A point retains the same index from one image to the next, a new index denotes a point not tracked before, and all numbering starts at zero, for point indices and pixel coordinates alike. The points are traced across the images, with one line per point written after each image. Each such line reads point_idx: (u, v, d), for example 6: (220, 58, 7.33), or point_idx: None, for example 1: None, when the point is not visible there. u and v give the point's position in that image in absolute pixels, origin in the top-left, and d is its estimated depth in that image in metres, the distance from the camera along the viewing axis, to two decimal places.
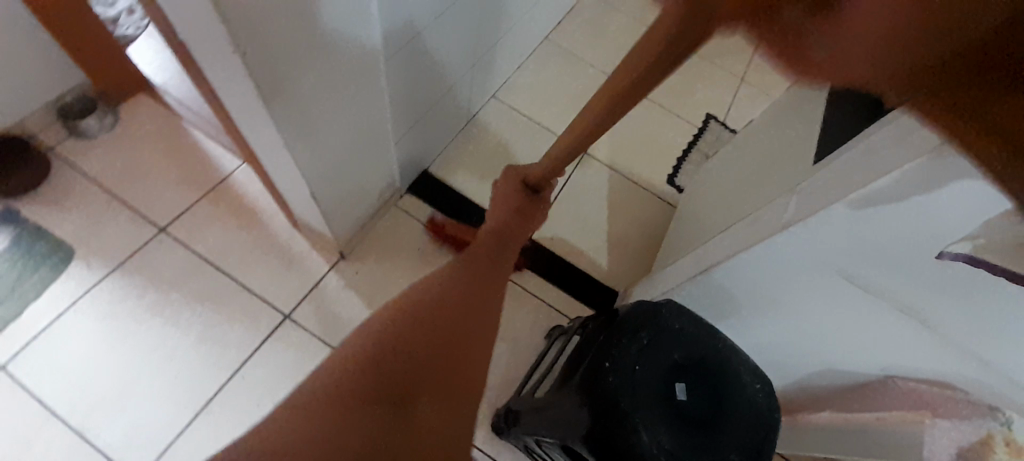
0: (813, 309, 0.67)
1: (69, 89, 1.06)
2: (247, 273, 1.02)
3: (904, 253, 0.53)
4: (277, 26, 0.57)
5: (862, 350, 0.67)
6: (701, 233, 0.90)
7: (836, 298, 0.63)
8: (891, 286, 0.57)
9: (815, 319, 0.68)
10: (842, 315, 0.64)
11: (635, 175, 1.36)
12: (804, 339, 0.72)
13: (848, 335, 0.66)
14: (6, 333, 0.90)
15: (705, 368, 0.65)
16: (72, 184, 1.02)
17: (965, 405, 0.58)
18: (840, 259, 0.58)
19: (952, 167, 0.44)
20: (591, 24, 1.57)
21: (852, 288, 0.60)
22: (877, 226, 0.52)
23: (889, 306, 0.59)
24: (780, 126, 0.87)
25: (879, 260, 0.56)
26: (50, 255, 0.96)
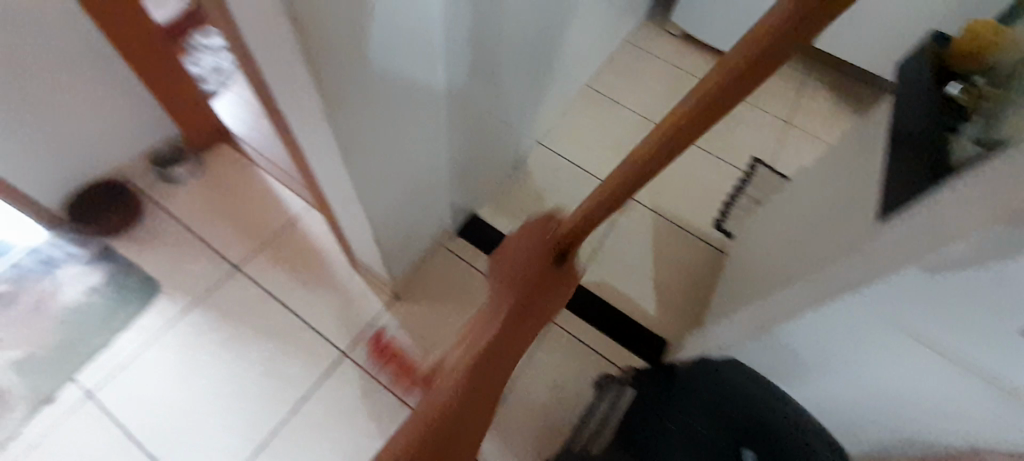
0: (881, 363, 0.65)
1: (162, 139, 1.18)
2: (307, 310, 1.08)
3: (978, 314, 0.51)
4: (362, 98, 0.63)
5: (943, 413, 0.62)
6: (759, 285, 0.88)
7: (903, 353, 0.61)
8: (965, 348, 0.54)
9: (887, 374, 0.66)
10: (914, 374, 0.62)
11: (681, 220, 1.35)
12: (877, 395, 0.70)
13: (926, 396, 0.63)
14: (98, 362, 0.99)
15: (775, 436, 0.62)
16: (160, 225, 1.12)
17: None
18: (901, 315, 0.57)
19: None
20: (633, 70, 1.61)
21: (919, 345, 0.59)
22: (946, 287, 0.51)
23: (965, 369, 0.56)
24: (836, 177, 0.86)
25: (948, 319, 0.54)
26: (138, 290, 1.05)
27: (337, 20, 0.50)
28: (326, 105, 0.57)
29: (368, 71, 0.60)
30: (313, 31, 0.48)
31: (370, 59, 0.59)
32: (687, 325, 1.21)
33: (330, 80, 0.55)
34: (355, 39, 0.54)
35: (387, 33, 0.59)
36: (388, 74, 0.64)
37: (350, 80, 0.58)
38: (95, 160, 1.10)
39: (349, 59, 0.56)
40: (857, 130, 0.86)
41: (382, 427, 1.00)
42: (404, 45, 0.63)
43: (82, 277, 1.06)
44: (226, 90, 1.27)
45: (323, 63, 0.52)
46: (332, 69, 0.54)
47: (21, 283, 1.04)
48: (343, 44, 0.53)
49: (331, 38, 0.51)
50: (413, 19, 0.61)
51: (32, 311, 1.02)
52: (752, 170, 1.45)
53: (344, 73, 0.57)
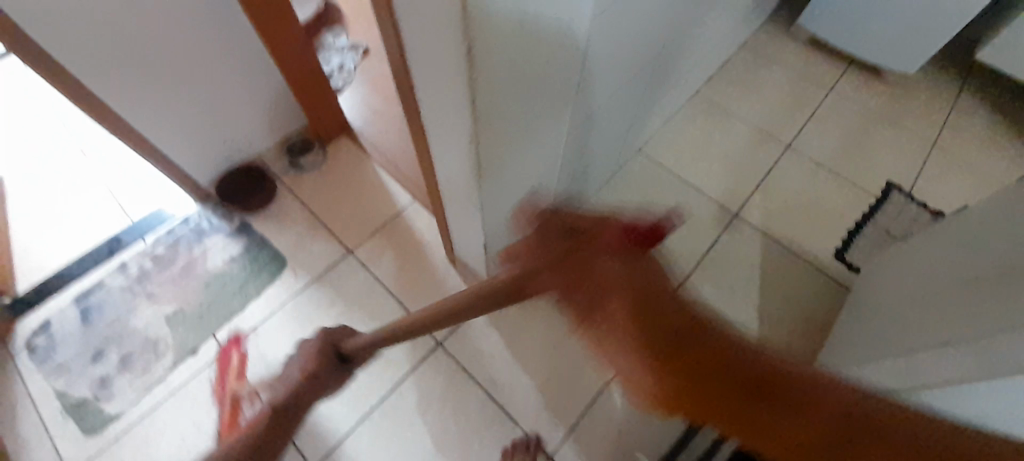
0: None
1: (295, 130, 1.31)
2: (409, 299, 1.14)
3: None
4: (511, 119, 0.63)
5: None
6: (906, 337, 0.78)
7: None
8: None
9: None
10: None
11: (793, 245, 1.24)
12: None
13: None
14: (233, 323, 1.13)
15: None
16: (289, 207, 1.25)
17: None
18: None
19: None
20: (750, 79, 1.50)
21: None
22: None
23: None
24: (1013, 221, 0.74)
25: None
26: (269, 263, 1.18)
27: (509, 46, 0.50)
28: (475, 124, 0.58)
29: (522, 94, 0.60)
30: (485, 57, 0.48)
31: (526, 84, 0.59)
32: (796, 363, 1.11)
33: (486, 101, 0.55)
34: (519, 64, 0.54)
35: (547, 59, 0.58)
36: (537, 99, 0.64)
37: (505, 103, 0.59)
38: (242, 146, 1.24)
39: (509, 82, 0.56)
40: None
41: (472, 420, 1.04)
42: (558, 68, 0.62)
43: (224, 247, 1.21)
44: (348, 88, 1.34)
45: (484, 85, 0.52)
46: (492, 91, 0.54)
47: (177, 247, 1.20)
48: (508, 68, 0.53)
49: (499, 62, 0.51)
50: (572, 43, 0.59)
51: (184, 272, 1.18)
52: (886, 196, 1.29)
53: (502, 95, 0.57)
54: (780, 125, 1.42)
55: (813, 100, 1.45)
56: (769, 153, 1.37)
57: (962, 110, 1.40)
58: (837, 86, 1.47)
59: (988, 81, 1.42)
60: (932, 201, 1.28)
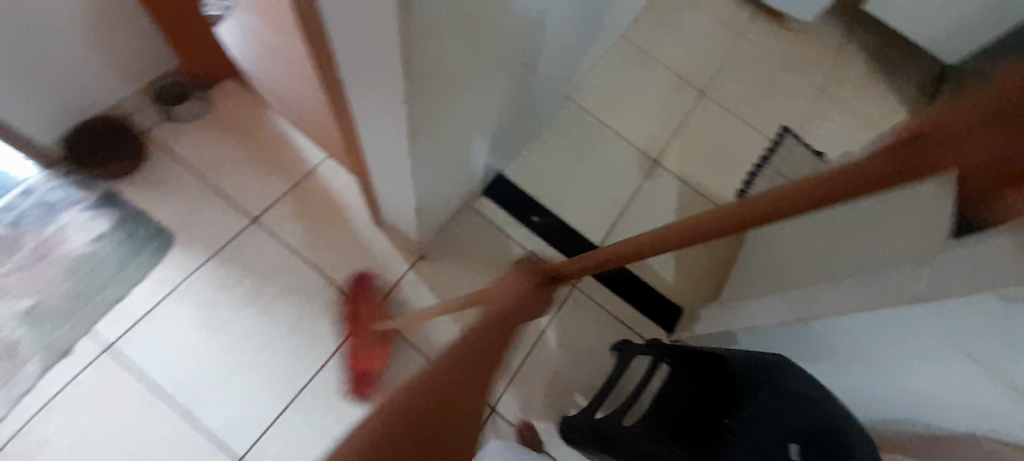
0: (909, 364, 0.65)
1: (164, 73, 1.07)
2: (332, 268, 1.05)
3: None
4: (445, 73, 0.55)
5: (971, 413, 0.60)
6: (800, 272, 0.89)
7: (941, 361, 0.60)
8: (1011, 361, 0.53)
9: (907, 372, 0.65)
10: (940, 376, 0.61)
11: (705, 189, 1.34)
12: None
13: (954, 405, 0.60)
14: (116, 311, 0.96)
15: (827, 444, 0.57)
16: (169, 170, 1.05)
17: None
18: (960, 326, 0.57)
19: None
20: (670, 21, 1.51)
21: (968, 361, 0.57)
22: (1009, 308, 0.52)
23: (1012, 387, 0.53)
24: None
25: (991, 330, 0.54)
26: (151, 240, 1.00)
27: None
28: (407, 83, 0.50)
29: (462, 44, 0.52)
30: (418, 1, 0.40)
31: (466, 33, 0.51)
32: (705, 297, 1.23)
33: (418, 55, 0.47)
34: (459, 11, 0.46)
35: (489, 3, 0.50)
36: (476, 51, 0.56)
37: (439, 57, 0.51)
38: (89, 95, 0.99)
39: (447, 32, 0.48)
40: None
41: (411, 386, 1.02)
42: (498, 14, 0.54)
43: (87, 224, 1.00)
44: None
45: (416, 35, 0.44)
46: (424, 42, 0.46)
47: (22, 226, 0.97)
48: (446, 15, 0.45)
49: (436, 8, 0.43)
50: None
51: (38, 257, 0.97)
52: (780, 139, 1.42)
53: (438, 47, 0.49)
54: (697, 71, 1.46)
55: (726, 47, 1.51)
56: (687, 100, 1.42)
57: (845, 58, 1.55)
58: (747, 32, 1.54)
59: (866, 30, 1.58)
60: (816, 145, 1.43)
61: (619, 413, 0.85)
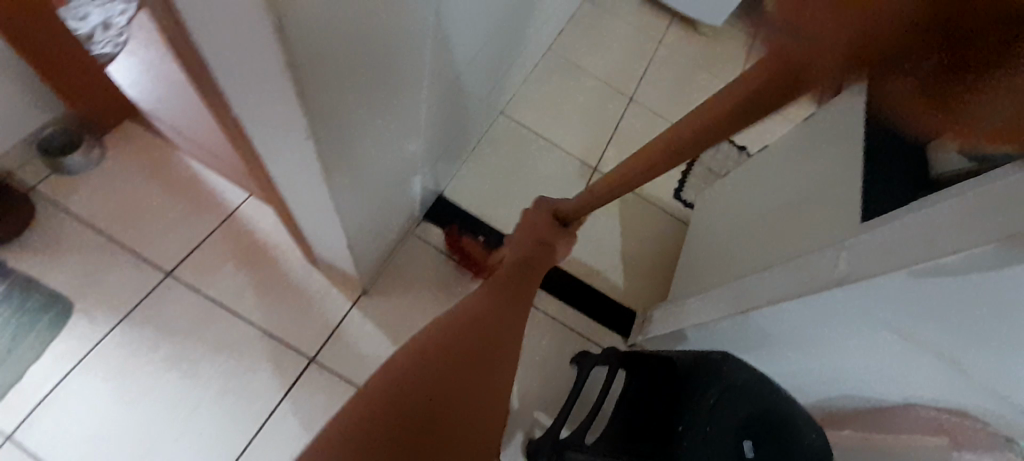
0: (843, 349, 0.70)
1: (48, 122, 0.96)
2: (266, 316, 0.98)
3: (954, 302, 0.54)
4: (352, 102, 0.51)
5: (896, 381, 0.68)
6: (738, 264, 0.92)
7: (875, 344, 0.65)
8: (939, 337, 0.59)
9: (843, 354, 0.71)
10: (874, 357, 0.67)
11: (644, 192, 1.38)
12: (833, 370, 0.74)
13: (886, 374, 0.68)
14: (8, 399, 0.83)
15: (770, 424, 0.64)
16: (64, 228, 0.94)
17: (982, 434, 0.59)
18: (888, 314, 0.61)
19: (1000, 258, 0.48)
20: (592, 33, 1.56)
21: (900, 341, 0.62)
22: (923, 292, 0.56)
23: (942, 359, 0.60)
24: (806, 161, 0.91)
25: (917, 314, 0.58)
26: (47, 310, 0.88)
27: (335, 16, 0.39)
28: (310, 122, 0.46)
29: (364, 72, 0.49)
30: (301, 32, 0.37)
31: (367, 59, 0.48)
32: (654, 296, 1.26)
33: (316, 92, 0.44)
34: (353, 37, 0.43)
35: (387, 26, 0.48)
36: (382, 75, 0.54)
37: (341, 86, 0.47)
38: None
39: (344, 61, 0.45)
40: (828, 116, 0.91)
41: None
42: (400, 36, 0.52)
43: None
44: None
45: (307, 68, 0.40)
46: (319, 74, 0.43)
47: None
48: (338, 44, 0.42)
49: (324, 38, 0.40)
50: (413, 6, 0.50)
51: None
52: None
53: (336, 76, 0.45)
54: (622, 78, 1.51)
55: (646, 53, 1.58)
56: (617, 106, 1.47)
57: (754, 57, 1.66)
58: (664, 38, 1.62)
59: None
60: (738, 139, 1.52)
61: (584, 428, 0.84)
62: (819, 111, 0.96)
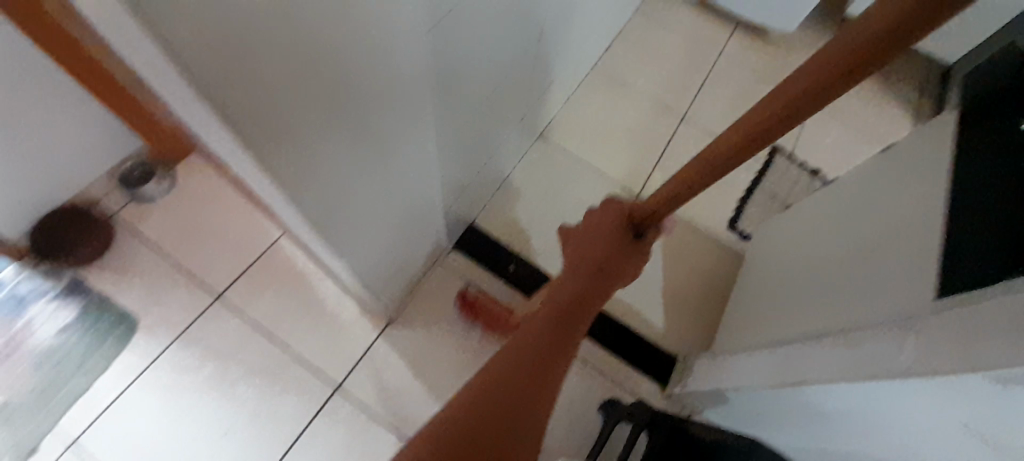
0: (897, 430, 0.58)
1: (127, 156, 1.08)
2: (299, 341, 1.03)
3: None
4: (323, 149, 0.51)
5: None
6: (791, 322, 0.80)
7: (932, 430, 0.54)
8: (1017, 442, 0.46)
9: (899, 436, 0.59)
10: (935, 447, 0.55)
11: (693, 221, 1.26)
12: (887, 452, 0.62)
13: None
14: (82, 404, 0.94)
15: None
16: (135, 251, 1.05)
17: None
18: (949, 405, 0.49)
19: None
20: (642, 47, 1.47)
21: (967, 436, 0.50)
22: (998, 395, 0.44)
23: None
24: (876, 204, 0.78)
25: (989, 411, 0.47)
26: (117, 326, 0.99)
27: (271, 74, 0.37)
28: None
29: (328, 120, 0.48)
30: (228, 95, 0.35)
31: (330, 107, 0.47)
32: (698, 338, 1.15)
33: None
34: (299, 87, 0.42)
35: (353, 77, 0.47)
36: (358, 120, 0.52)
37: (302, 135, 0.46)
38: (51, 189, 1.00)
39: (298, 116, 0.44)
40: (907, 151, 0.77)
41: None
42: (378, 82, 0.51)
43: (54, 314, 0.99)
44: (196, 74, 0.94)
45: (247, 127, 0.39)
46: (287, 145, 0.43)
47: None
48: (285, 99, 0.41)
49: (262, 96, 0.39)
50: (388, 53, 0.49)
51: (6, 354, 0.96)
52: (771, 160, 1.34)
53: None
54: (673, 95, 1.41)
55: (702, 67, 1.45)
56: (666, 127, 1.36)
57: None
58: (724, 50, 1.49)
59: None
60: (809, 161, 1.35)
61: None
62: (900, 142, 0.81)
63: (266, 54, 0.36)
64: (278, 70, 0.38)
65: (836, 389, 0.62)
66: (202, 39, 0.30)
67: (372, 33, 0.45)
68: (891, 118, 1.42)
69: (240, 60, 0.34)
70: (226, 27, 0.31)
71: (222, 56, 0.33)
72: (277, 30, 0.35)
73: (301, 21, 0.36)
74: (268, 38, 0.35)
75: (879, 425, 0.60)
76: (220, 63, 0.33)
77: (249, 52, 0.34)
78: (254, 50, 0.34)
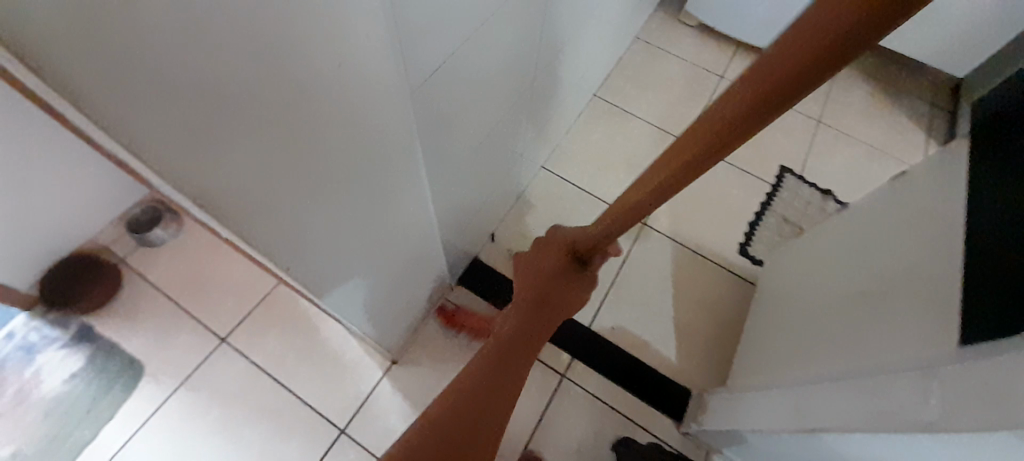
0: None
1: (134, 203, 1.10)
2: (302, 384, 1.02)
3: None
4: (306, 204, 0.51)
5: None
6: (808, 360, 0.77)
7: None
8: None
9: None
10: None
11: (701, 247, 1.24)
12: None
13: None
14: (86, 455, 0.94)
15: None
16: (141, 297, 1.06)
17: None
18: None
19: None
20: (642, 73, 1.47)
21: None
22: None
23: None
24: (890, 233, 0.75)
25: None
26: (123, 372, 1.00)
27: (240, 143, 0.38)
28: None
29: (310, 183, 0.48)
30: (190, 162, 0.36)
31: (314, 166, 0.47)
32: (713, 371, 1.11)
33: None
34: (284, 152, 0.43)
35: (337, 137, 0.47)
36: (344, 178, 0.52)
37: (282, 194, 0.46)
38: (63, 239, 1.02)
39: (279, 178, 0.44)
40: (920, 178, 0.74)
41: None
42: (365, 140, 0.51)
43: (62, 362, 1.00)
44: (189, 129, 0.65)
45: (212, 186, 0.39)
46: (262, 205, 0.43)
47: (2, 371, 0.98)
48: (258, 163, 0.41)
49: (231, 160, 0.39)
50: (372, 114, 0.49)
51: (15, 403, 0.96)
52: (780, 181, 1.31)
53: None
54: (677, 119, 1.40)
55: (705, 90, 1.45)
56: None
57: (838, 84, 1.46)
58: (727, 71, 1.48)
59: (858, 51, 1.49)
60: (820, 181, 1.32)
61: None
62: (912, 168, 0.79)
63: (232, 126, 0.36)
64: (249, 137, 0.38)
65: (859, 438, 0.58)
66: (151, 113, 0.31)
67: (354, 97, 0.45)
68: (902, 135, 1.39)
69: (202, 133, 0.35)
70: (185, 105, 0.32)
71: (185, 125, 0.33)
72: (245, 102, 0.35)
73: (274, 93, 0.37)
74: (235, 111, 0.35)
75: None
76: (178, 133, 0.33)
77: (211, 123, 0.34)
78: (218, 122, 0.35)
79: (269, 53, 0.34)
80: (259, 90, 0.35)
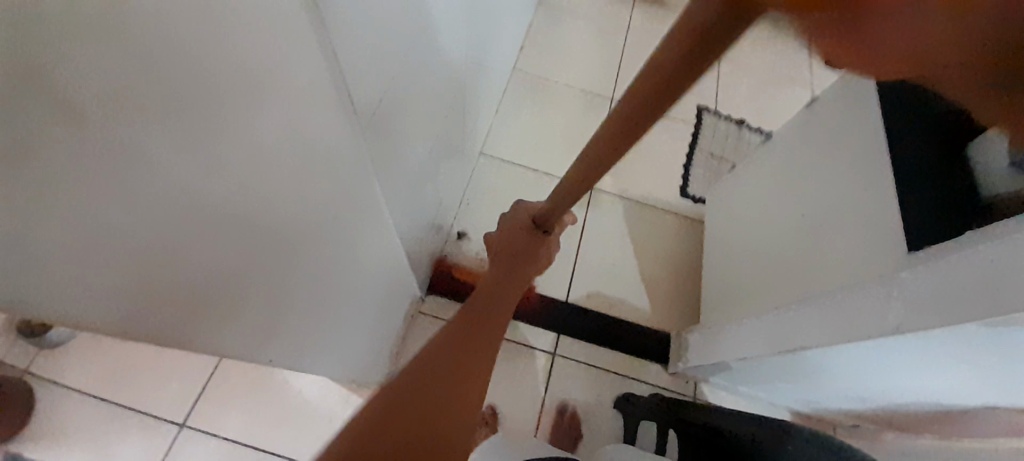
0: (884, 368, 0.65)
1: None
2: (290, 443, 0.95)
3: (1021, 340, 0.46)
4: (264, 276, 0.44)
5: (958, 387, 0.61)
6: (773, 287, 0.84)
7: (922, 364, 0.59)
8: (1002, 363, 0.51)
9: (888, 370, 0.65)
10: (918, 371, 0.62)
11: (648, 198, 1.29)
12: (889, 381, 0.69)
13: (941, 382, 0.62)
14: None
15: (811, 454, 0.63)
16: (64, 408, 0.91)
17: None
18: (940, 348, 0.54)
19: None
20: (554, 37, 1.45)
21: (954, 365, 0.56)
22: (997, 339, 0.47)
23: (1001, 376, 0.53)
24: (819, 156, 0.82)
25: (982, 349, 0.50)
26: None
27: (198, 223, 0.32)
28: None
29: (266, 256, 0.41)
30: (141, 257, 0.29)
31: (266, 238, 0.40)
32: (683, 310, 1.19)
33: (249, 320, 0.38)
34: (238, 228, 0.36)
35: (287, 197, 0.40)
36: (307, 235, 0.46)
37: (237, 280, 0.39)
38: None
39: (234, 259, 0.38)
40: (834, 101, 0.81)
41: None
42: (318, 189, 0.44)
43: None
44: None
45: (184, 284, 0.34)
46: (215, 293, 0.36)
47: None
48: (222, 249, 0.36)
49: (178, 264, 0.32)
50: (324, 162, 0.43)
51: None
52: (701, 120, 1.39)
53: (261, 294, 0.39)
54: (599, 79, 1.41)
55: (618, 45, 1.47)
56: (601, 113, 1.36)
57: None
58: (632, 22, 1.51)
59: None
60: (733, 112, 1.42)
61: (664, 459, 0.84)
62: (822, 93, 0.86)
63: (161, 228, 0.29)
64: (209, 221, 0.33)
65: (830, 349, 0.66)
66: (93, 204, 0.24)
67: (301, 149, 0.38)
68: (791, 55, 1.53)
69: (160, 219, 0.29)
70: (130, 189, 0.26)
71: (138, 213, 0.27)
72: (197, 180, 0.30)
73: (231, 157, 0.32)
74: (193, 188, 0.30)
75: (873, 367, 0.66)
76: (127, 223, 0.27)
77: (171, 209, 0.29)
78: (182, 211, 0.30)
79: (193, 120, 0.27)
80: (212, 163, 0.30)
